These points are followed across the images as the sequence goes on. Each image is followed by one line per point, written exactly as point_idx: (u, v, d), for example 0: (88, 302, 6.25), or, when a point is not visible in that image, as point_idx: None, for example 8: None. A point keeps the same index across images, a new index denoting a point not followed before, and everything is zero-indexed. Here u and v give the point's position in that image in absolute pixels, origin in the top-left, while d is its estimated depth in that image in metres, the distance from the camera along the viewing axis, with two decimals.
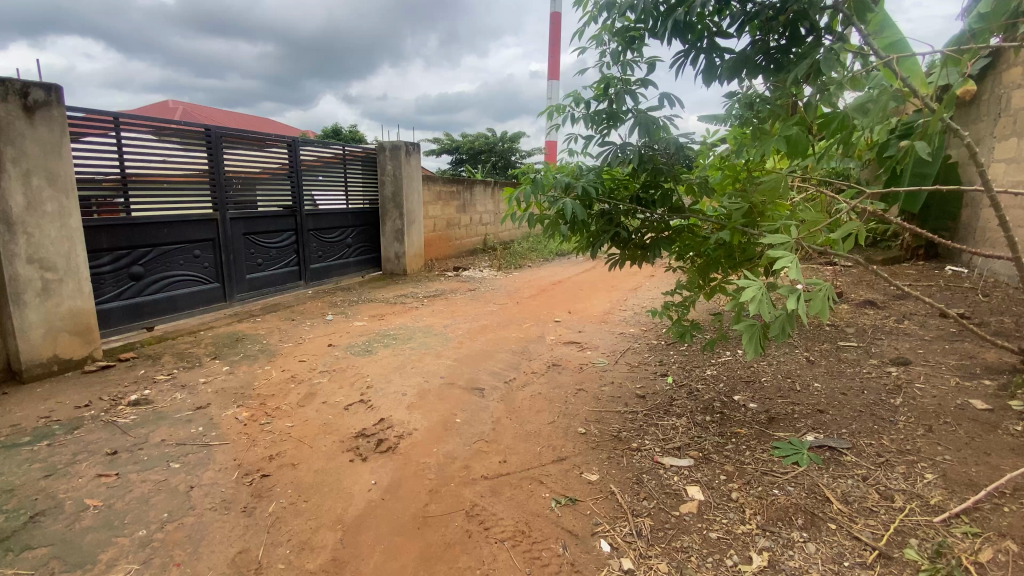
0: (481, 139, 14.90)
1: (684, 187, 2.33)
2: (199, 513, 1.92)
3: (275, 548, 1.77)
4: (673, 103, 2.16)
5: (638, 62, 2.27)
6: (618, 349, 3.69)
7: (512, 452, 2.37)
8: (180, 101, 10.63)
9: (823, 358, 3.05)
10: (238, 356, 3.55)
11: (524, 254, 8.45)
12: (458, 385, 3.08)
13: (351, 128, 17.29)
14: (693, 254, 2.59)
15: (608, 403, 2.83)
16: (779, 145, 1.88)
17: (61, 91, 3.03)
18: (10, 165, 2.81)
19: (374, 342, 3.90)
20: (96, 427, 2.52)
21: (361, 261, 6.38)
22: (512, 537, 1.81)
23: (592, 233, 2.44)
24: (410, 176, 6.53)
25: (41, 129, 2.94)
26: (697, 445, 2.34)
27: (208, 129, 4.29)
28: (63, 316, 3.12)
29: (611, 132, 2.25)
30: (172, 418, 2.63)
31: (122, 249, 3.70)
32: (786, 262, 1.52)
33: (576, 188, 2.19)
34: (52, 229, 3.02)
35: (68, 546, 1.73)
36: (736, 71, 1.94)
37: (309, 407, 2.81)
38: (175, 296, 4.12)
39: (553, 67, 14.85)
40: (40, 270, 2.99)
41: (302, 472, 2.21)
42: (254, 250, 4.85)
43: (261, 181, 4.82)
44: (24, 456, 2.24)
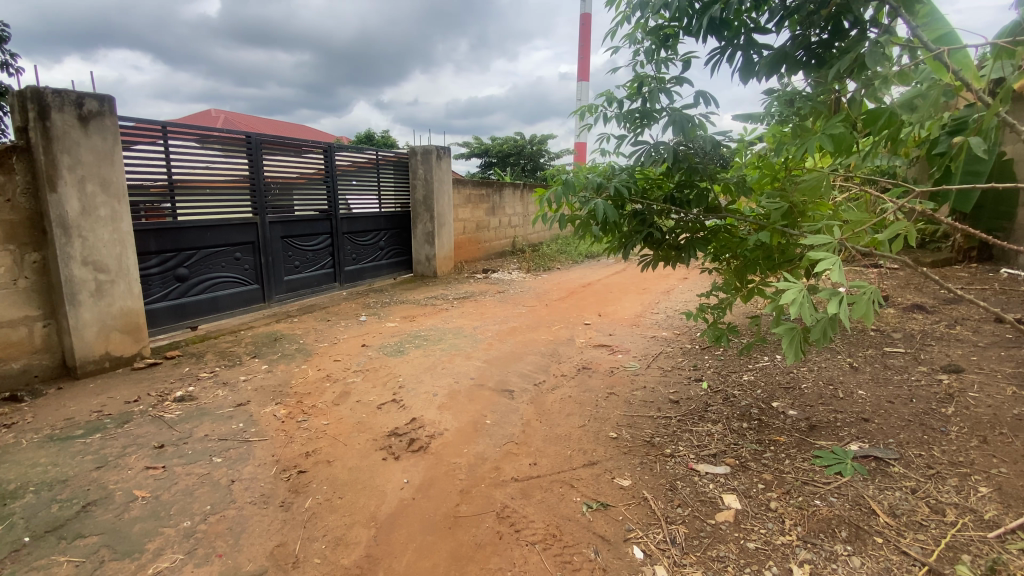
0: (510, 141, 14.95)
1: (720, 186, 2.28)
2: (239, 506, 1.99)
3: (311, 543, 1.81)
4: (709, 100, 2.11)
5: (673, 60, 2.23)
6: (650, 352, 3.64)
7: (542, 455, 2.36)
8: (223, 110, 11.10)
9: (867, 364, 2.92)
10: (276, 355, 3.66)
11: (553, 256, 8.44)
12: (488, 387, 3.10)
13: (383, 134, 17.71)
14: (729, 257, 2.53)
15: (641, 408, 2.78)
16: (822, 143, 1.80)
17: (113, 102, 3.20)
18: (66, 172, 2.98)
19: (406, 343, 3.96)
20: (144, 421, 2.64)
21: (393, 263, 6.50)
22: (544, 540, 1.80)
23: (625, 234, 2.40)
24: (441, 179, 6.61)
25: (94, 138, 3.11)
26: (734, 452, 2.27)
27: (248, 136, 4.44)
28: (115, 315, 3.28)
29: (645, 131, 2.21)
30: (214, 414, 2.74)
31: (168, 252, 3.87)
32: (828, 263, 1.46)
33: (608, 188, 2.17)
34: (105, 232, 3.18)
35: (116, 535, 1.82)
36: (775, 67, 1.87)
37: (344, 405, 2.87)
38: (217, 297, 4.28)
39: (583, 67, 14.76)
40: (93, 271, 3.15)
41: (337, 469, 2.26)
42: (291, 253, 5.00)
43: (298, 186, 4.97)
44: (77, 448, 2.36)
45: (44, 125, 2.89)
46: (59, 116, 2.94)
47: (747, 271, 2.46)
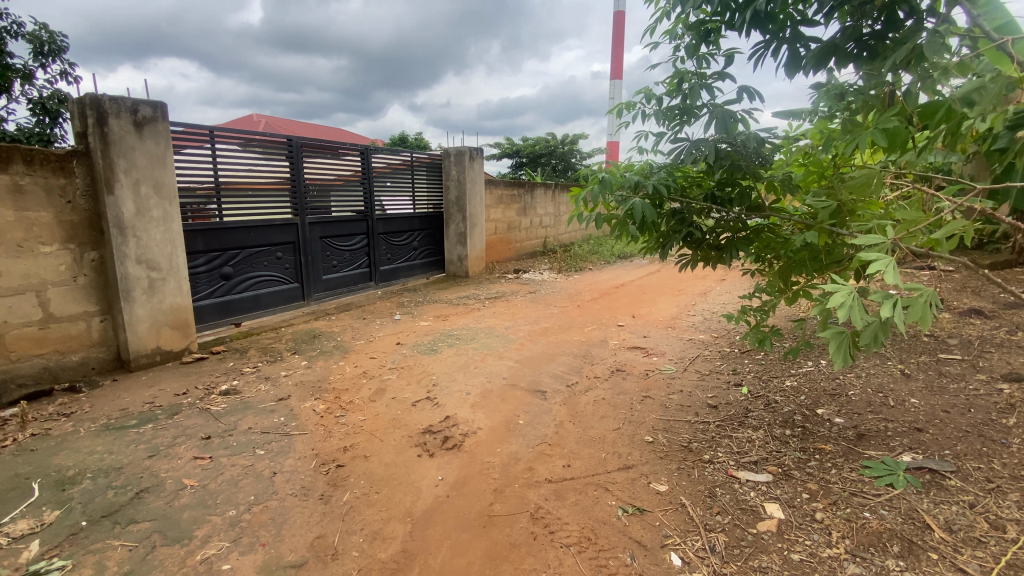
0: (542, 141, 14.93)
1: (765, 184, 2.20)
2: (281, 497, 2.05)
3: (350, 536, 1.84)
4: (752, 96, 2.05)
5: (715, 55, 2.18)
6: (687, 355, 3.55)
7: (576, 457, 2.34)
8: (264, 114, 11.51)
9: (920, 371, 2.77)
10: (315, 352, 3.76)
11: (585, 256, 8.38)
12: (521, 387, 3.09)
13: (416, 137, 18.02)
14: (773, 258, 2.45)
15: (677, 412, 2.72)
16: (875, 138, 1.72)
17: (165, 108, 3.35)
18: (122, 175, 3.15)
19: (439, 342, 4.00)
20: (192, 413, 2.76)
21: (426, 263, 6.59)
22: (579, 542, 1.78)
23: (663, 234, 2.36)
24: (473, 180, 6.66)
25: (148, 142, 3.26)
26: (777, 460, 2.20)
27: (290, 140, 4.58)
28: (165, 311, 3.45)
29: (685, 127, 2.17)
30: (257, 407, 2.83)
31: (215, 252, 4.03)
32: (882, 263, 1.39)
33: (646, 186, 2.12)
34: (157, 232, 3.35)
35: (167, 522, 1.90)
36: (823, 61, 1.80)
37: (380, 402, 2.92)
38: (260, 295, 4.43)
39: (616, 66, 14.60)
40: (146, 269, 3.32)
41: (374, 464, 2.30)
42: (330, 253, 5.13)
43: (336, 187, 5.09)
44: (131, 437, 2.49)
45: (103, 130, 3.05)
46: (116, 122, 3.10)
47: (792, 272, 2.37)
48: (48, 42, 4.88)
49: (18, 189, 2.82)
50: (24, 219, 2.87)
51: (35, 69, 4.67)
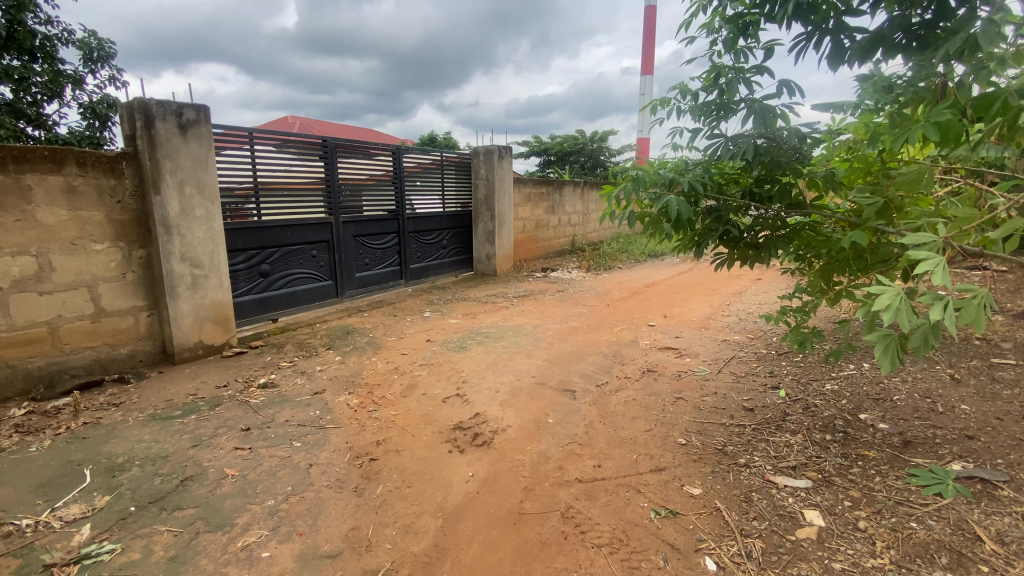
0: (570, 139, 14.83)
1: (806, 181, 2.13)
2: (317, 489, 2.10)
3: (383, 529, 1.88)
4: (793, 90, 1.98)
5: (753, 48, 2.12)
6: (721, 357, 3.48)
7: (606, 457, 2.32)
8: (299, 115, 11.82)
9: (971, 377, 2.64)
10: (348, 347, 3.85)
11: (615, 255, 8.29)
12: (550, 386, 3.08)
13: (445, 137, 18.23)
14: (814, 256, 2.37)
15: (711, 414, 2.67)
16: (926, 132, 1.64)
17: (208, 111, 3.48)
18: (168, 176, 3.28)
19: (468, 340, 4.02)
20: (232, 405, 2.86)
21: (455, 261, 6.65)
22: (611, 543, 1.76)
23: (698, 233, 2.32)
24: (502, 178, 6.67)
25: (192, 144, 3.40)
26: (817, 466, 2.13)
27: (324, 140, 4.68)
28: (207, 306, 3.59)
29: (722, 123, 2.11)
30: (294, 401, 2.92)
31: (254, 249, 4.16)
32: (931, 264, 1.32)
33: (681, 183, 2.08)
34: (200, 231, 3.48)
35: (210, 509, 1.97)
36: (870, 52, 1.72)
37: (411, 397, 2.97)
38: (296, 292, 4.56)
39: (647, 61, 14.36)
40: (190, 266, 3.46)
41: (406, 459, 2.34)
42: (362, 251, 5.23)
43: (368, 187, 5.18)
44: (176, 427, 2.60)
45: (150, 133, 3.18)
46: (162, 125, 3.23)
47: (835, 272, 2.29)
48: (97, 49, 5.13)
49: (72, 189, 2.96)
50: (77, 218, 3.01)
51: (84, 75, 4.91)
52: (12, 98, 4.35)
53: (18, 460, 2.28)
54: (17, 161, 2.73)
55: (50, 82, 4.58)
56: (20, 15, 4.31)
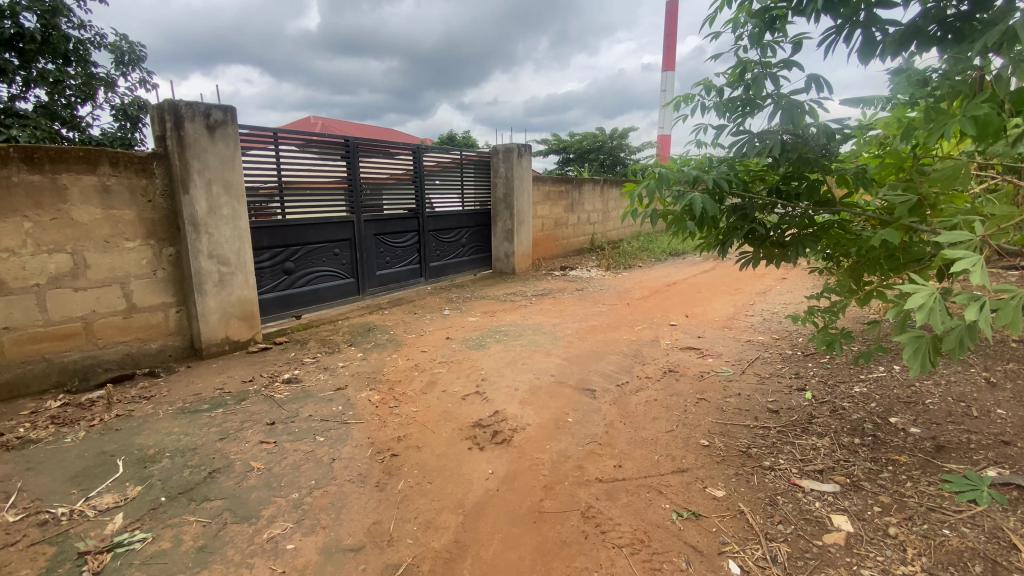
0: (590, 137, 14.73)
1: (835, 178, 2.07)
2: (340, 483, 2.14)
3: (405, 523, 1.90)
4: (821, 84, 1.93)
5: (780, 43, 2.07)
6: (745, 357, 3.42)
7: (627, 457, 2.30)
8: (321, 115, 11.99)
9: (1008, 380, 2.54)
10: (370, 344, 3.90)
11: (635, 253, 8.21)
12: (569, 385, 3.07)
13: (464, 136, 18.34)
14: (842, 255, 2.31)
15: (734, 415, 2.63)
16: (962, 127, 1.59)
17: (235, 111, 3.55)
18: (197, 176, 3.37)
19: (487, 337, 4.03)
20: (258, 400, 2.92)
21: (474, 260, 6.68)
22: (631, 544, 1.75)
23: (723, 231, 2.28)
24: (521, 176, 6.67)
25: (219, 145, 3.48)
26: (845, 470, 2.08)
27: (346, 140, 4.72)
28: (234, 303, 3.68)
29: (747, 119, 2.07)
30: (317, 396, 2.97)
31: (278, 248, 4.24)
32: (969, 262, 1.27)
33: (705, 180, 2.04)
34: (227, 229, 3.57)
35: (237, 501, 2.02)
36: (903, 46, 1.65)
37: (431, 394, 2.99)
38: (318, 289, 4.63)
39: (668, 57, 14.18)
40: (217, 264, 3.54)
41: (426, 455, 2.36)
42: (383, 249, 5.29)
43: (388, 186, 5.22)
44: (205, 420, 2.67)
45: (180, 134, 3.26)
46: (191, 126, 3.31)
47: (865, 271, 2.23)
48: (128, 52, 5.28)
49: (105, 189, 3.06)
50: (111, 216, 3.10)
51: (116, 78, 5.06)
52: (48, 100, 4.51)
53: (55, 450, 2.37)
54: (54, 162, 2.83)
55: (83, 85, 4.74)
56: (55, 20, 4.45)
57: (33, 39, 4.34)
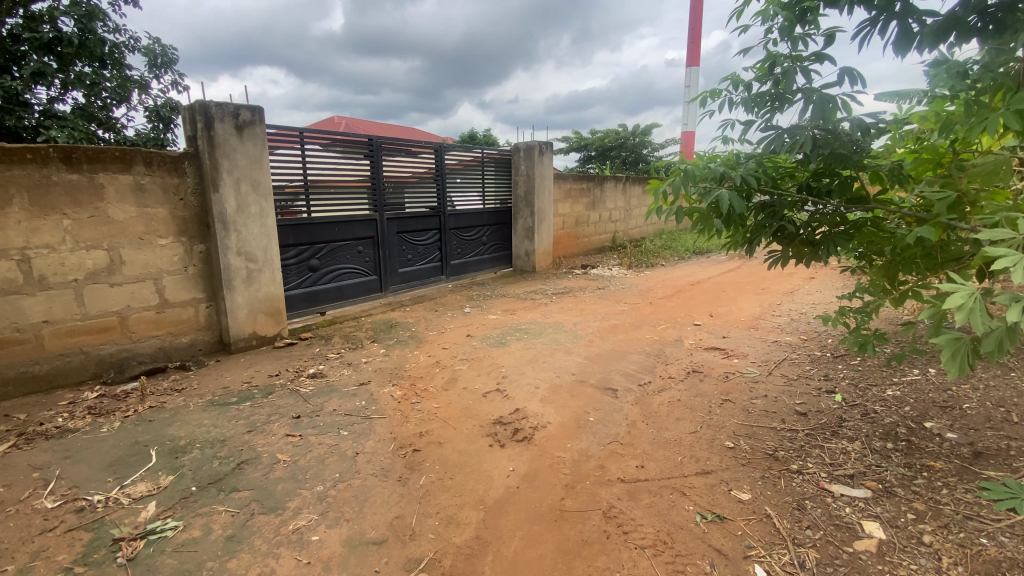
0: (612, 134, 14.59)
1: (869, 174, 2.01)
2: (363, 477, 2.17)
3: (426, 518, 1.91)
4: (855, 78, 1.87)
5: (812, 36, 2.01)
6: (771, 358, 3.35)
7: (650, 458, 2.28)
8: (344, 115, 12.16)
9: None
10: (392, 340, 3.94)
11: (658, 252, 8.11)
12: (591, 384, 3.05)
13: (485, 134, 18.38)
14: (876, 253, 2.23)
15: (760, 417, 2.57)
16: (1005, 121, 1.52)
17: (262, 111, 3.63)
18: (226, 175, 3.45)
19: (508, 335, 4.04)
20: (284, 394, 2.99)
21: (494, 258, 6.69)
22: (654, 545, 1.73)
23: (750, 230, 2.23)
24: (543, 174, 6.65)
25: (247, 144, 3.55)
26: (877, 475, 2.02)
27: (370, 139, 4.76)
28: (261, 299, 3.77)
29: (776, 114, 2.02)
30: (341, 391, 3.02)
31: (303, 245, 4.31)
32: (1011, 260, 1.21)
33: (733, 177, 2.00)
34: (254, 227, 3.65)
35: (264, 492, 2.07)
36: (942, 37, 1.59)
37: (452, 391, 3.02)
38: (342, 286, 4.71)
39: (693, 52, 13.95)
40: (245, 261, 3.63)
41: (448, 451, 2.38)
42: (405, 247, 5.34)
43: (410, 184, 5.27)
44: (233, 413, 2.74)
45: (210, 134, 3.35)
46: (220, 126, 3.40)
47: (899, 271, 2.15)
48: (161, 55, 5.44)
49: (139, 187, 3.15)
50: (144, 214, 3.20)
51: (149, 80, 5.22)
52: (85, 102, 4.67)
53: (92, 439, 2.46)
54: (91, 162, 2.93)
55: (118, 87, 4.90)
56: (91, 24, 4.61)
57: (71, 43, 4.50)
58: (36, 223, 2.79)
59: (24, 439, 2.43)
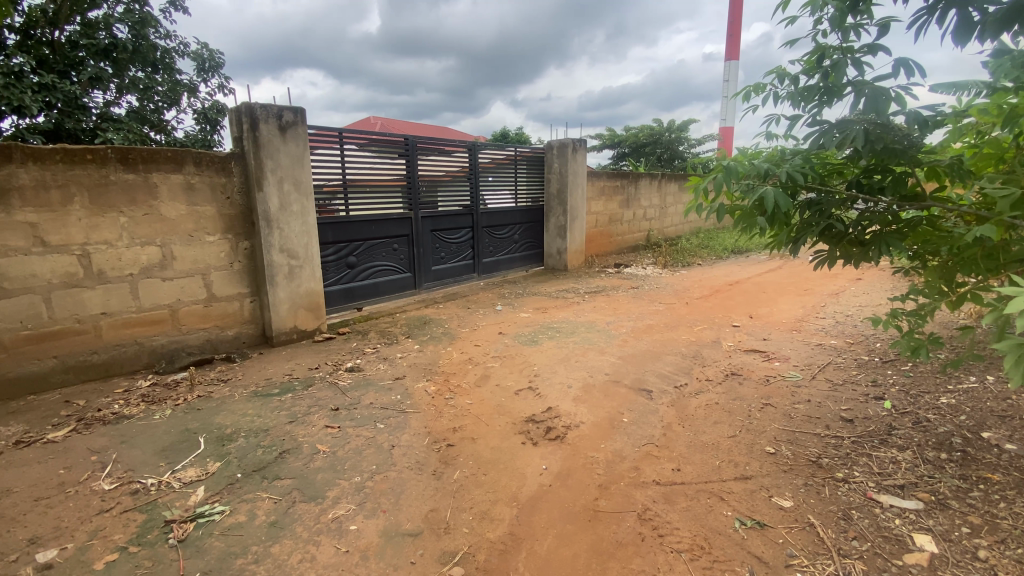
0: (646, 130, 14.33)
1: (926, 170, 1.91)
2: (399, 469, 2.21)
3: (461, 513, 1.94)
4: (911, 69, 1.78)
5: (865, 26, 1.92)
6: (814, 362, 3.23)
7: (686, 461, 2.24)
8: (379, 115, 12.41)
9: None
10: (426, 336, 4.00)
11: (693, 251, 7.94)
12: (625, 384, 3.02)
13: (517, 132, 18.44)
14: (930, 253, 2.12)
15: (803, 423, 2.49)
16: None
17: (304, 112, 3.74)
18: (270, 174, 3.57)
19: (540, 334, 4.03)
20: (323, 386, 3.08)
21: (526, 256, 6.70)
22: (691, 549, 1.70)
23: (796, 229, 2.15)
24: (576, 172, 6.61)
25: (290, 144, 3.67)
26: (929, 487, 1.92)
27: (406, 139, 4.83)
28: (302, 295, 3.89)
29: (825, 109, 1.95)
30: (377, 384, 3.09)
31: (342, 243, 4.42)
32: None
33: (777, 174, 1.94)
34: (296, 225, 3.77)
35: (304, 481, 2.14)
36: (1006, 27, 1.49)
37: (485, 387, 3.04)
38: (378, 283, 4.80)
39: (732, 45, 13.55)
40: (287, 257, 3.76)
41: (481, 447, 2.40)
42: (439, 245, 5.41)
43: (445, 183, 5.33)
44: (276, 403, 2.85)
45: (255, 135, 3.47)
46: (265, 127, 3.52)
47: (957, 272, 2.04)
48: (208, 59, 5.67)
49: (189, 186, 3.30)
50: (193, 212, 3.35)
51: (197, 84, 5.46)
52: (138, 106, 4.92)
53: (145, 426, 2.60)
54: (146, 162, 3.08)
55: (169, 91, 5.15)
56: (143, 30, 4.85)
57: (126, 49, 4.75)
58: (95, 221, 2.96)
59: (84, 424, 2.59)
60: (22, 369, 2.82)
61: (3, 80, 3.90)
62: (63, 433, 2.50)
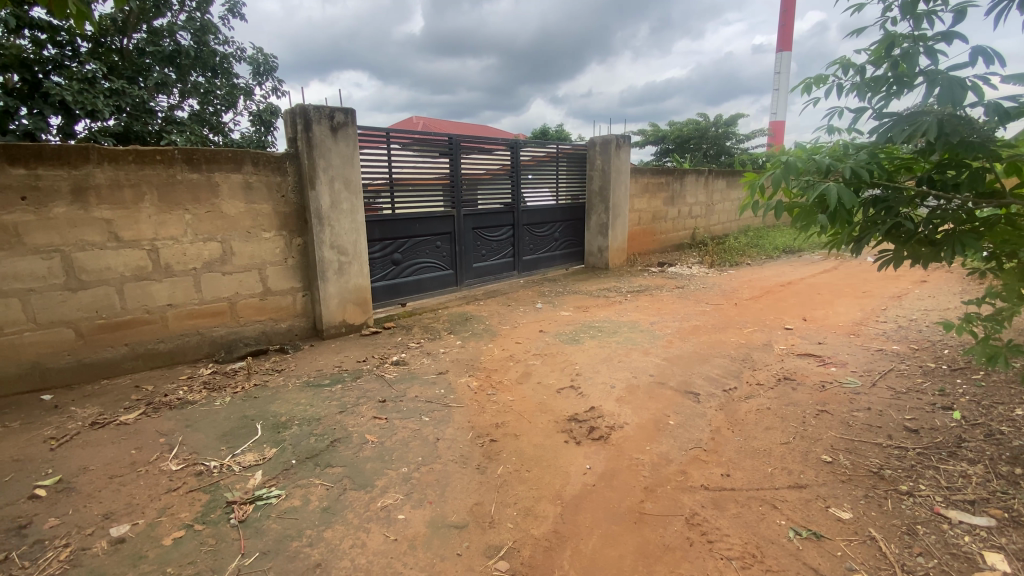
0: (691, 125, 13.94)
1: (1006, 165, 1.78)
2: (444, 462, 2.26)
3: (505, 508, 1.96)
4: (991, 57, 1.66)
5: (939, 12, 1.81)
6: (874, 368, 3.07)
7: (736, 467, 2.18)
8: (422, 115, 12.63)
9: None
10: (468, 333, 4.05)
11: (741, 250, 7.67)
12: (670, 386, 2.96)
13: (557, 129, 18.35)
14: (1008, 255, 1.97)
15: (862, 432, 2.37)
16: None
17: (354, 113, 3.85)
18: (322, 173, 3.71)
19: (582, 333, 4.01)
20: (370, 378, 3.18)
21: (567, 254, 6.68)
22: (742, 557, 1.66)
23: (860, 228, 2.04)
24: (618, 169, 6.52)
25: (340, 144, 3.79)
26: (1003, 503, 1.79)
27: (450, 138, 4.91)
28: (350, 290, 4.02)
29: (893, 100, 1.84)
30: (422, 378, 3.17)
31: (387, 240, 4.55)
32: None
33: (839, 170, 1.86)
34: (346, 222, 3.90)
35: (354, 469, 2.22)
36: None
37: (527, 385, 3.06)
38: (421, 280, 4.91)
39: (786, 34, 12.95)
40: (337, 253, 3.89)
41: (524, 444, 2.42)
42: (480, 243, 5.47)
43: (487, 181, 5.38)
44: (327, 394, 2.96)
45: (309, 135, 3.61)
46: (318, 127, 3.65)
47: None
48: (263, 63, 5.93)
49: (248, 185, 3.47)
50: (251, 210, 3.52)
51: (253, 86, 5.72)
52: (199, 109, 5.20)
53: (207, 411, 2.77)
54: (208, 163, 3.26)
55: (226, 94, 5.42)
56: (204, 37, 5.14)
57: (188, 55, 5.05)
58: (163, 217, 3.16)
59: (153, 408, 2.79)
60: (98, 356, 3.05)
61: (79, 86, 4.18)
62: (134, 416, 2.69)
